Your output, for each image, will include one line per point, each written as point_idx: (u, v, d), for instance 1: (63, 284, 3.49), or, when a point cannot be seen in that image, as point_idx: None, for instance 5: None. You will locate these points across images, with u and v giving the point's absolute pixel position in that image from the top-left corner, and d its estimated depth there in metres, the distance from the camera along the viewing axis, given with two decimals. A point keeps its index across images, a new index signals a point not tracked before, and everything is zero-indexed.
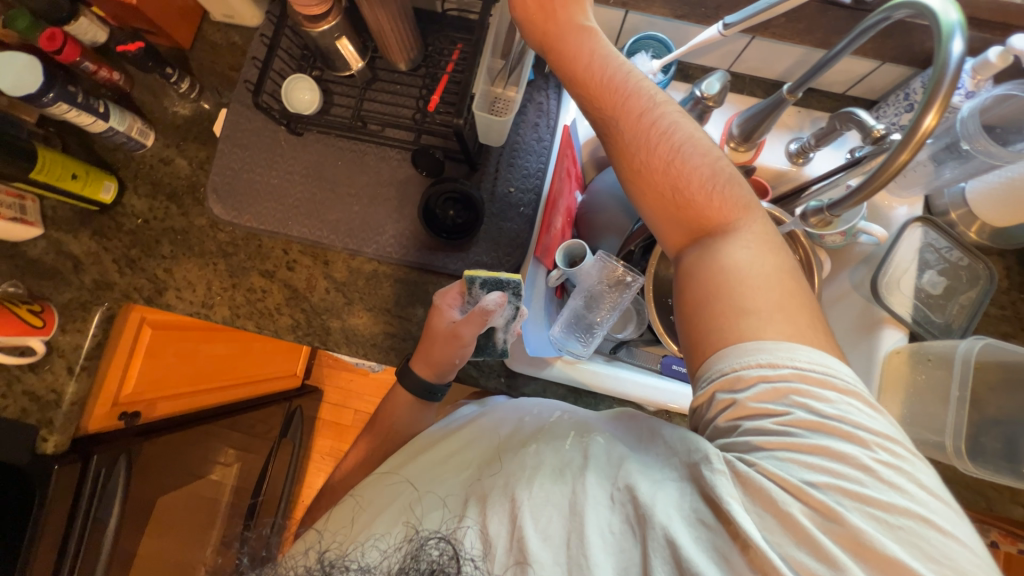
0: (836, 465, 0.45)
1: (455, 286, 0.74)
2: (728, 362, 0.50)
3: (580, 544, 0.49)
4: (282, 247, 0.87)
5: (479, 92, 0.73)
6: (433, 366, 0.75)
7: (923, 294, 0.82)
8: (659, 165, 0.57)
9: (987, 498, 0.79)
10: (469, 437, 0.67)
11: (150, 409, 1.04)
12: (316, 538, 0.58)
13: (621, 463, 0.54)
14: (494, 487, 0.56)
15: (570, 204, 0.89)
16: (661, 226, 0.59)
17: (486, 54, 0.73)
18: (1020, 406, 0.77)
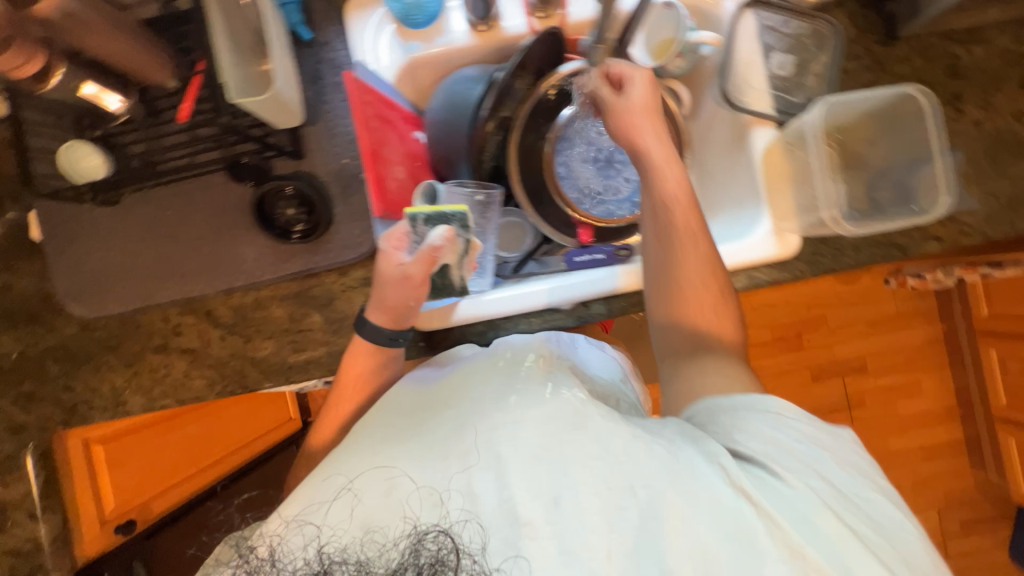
0: (820, 469, 0.54)
1: (399, 229, 0.73)
2: (714, 401, 0.61)
3: (593, 512, 0.50)
4: (160, 318, 0.83)
5: (234, 75, 0.62)
6: (391, 311, 0.71)
7: (776, 79, 0.79)
8: (700, 275, 0.70)
9: (904, 246, 0.79)
10: (441, 400, 0.65)
11: (145, 511, 1.08)
12: (313, 528, 0.54)
13: (622, 426, 0.55)
14: (482, 458, 0.54)
15: (410, 148, 0.83)
16: (669, 322, 0.71)
17: (217, 24, 0.61)
18: (903, 145, 0.76)
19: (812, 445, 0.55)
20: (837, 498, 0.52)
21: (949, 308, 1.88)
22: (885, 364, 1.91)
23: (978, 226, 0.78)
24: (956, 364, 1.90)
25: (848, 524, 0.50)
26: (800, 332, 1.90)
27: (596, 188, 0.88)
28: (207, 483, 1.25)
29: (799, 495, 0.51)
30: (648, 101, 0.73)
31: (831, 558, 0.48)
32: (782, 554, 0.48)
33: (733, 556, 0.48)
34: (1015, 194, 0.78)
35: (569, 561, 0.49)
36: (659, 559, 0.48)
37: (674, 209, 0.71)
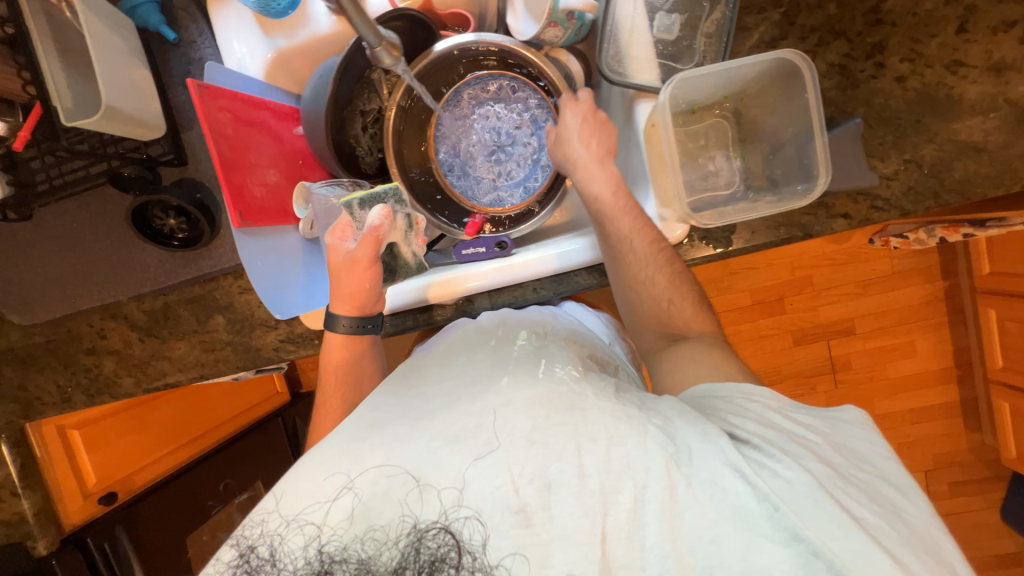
0: (821, 453, 0.51)
1: (342, 221, 0.72)
2: (711, 387, 0.58)
3: (589, 495, 0.49)
4: (86, 323, 0.91)
5: (67, 89, 0.65)
6: (352, 300, 0.71)
7: (662, 43, 0.72)
8: (652, 274, 0.67)
9: (807, 225, 0.71)
10: (444, 363, 0.64)
11: (127, 483, 1.20)
12: (313, 527, 0.50)
13: (618, 404, 0.54)
14: (479, 444, 0.51)
15: (293, 145, 0.83)
16: (639, 321, 0.71)
17: (41, 45, 0.64)
18: (800, 112, 0.67)
19: (816, 435, 0.53)
20: (835, 477, 0.49)
21: (953, 264, 1.71)
22: (874, 326, 1.77)
23: (895, 200, 0.70)
24: (956, 324, 1.76)
25: (849, 510, 0.46)
26: (781, 295, 1.76)
27: (488, 174, 0.88)
28: (197, 449, 1.36)
29: (797, 478, 0.47)
30: (584, 128, 0.71)
31: (840, 542, 0.44)
32: (782, 535, 0.46)
33: (728, 540, 0.46)
34: (941, 160, 0.69)
35: (564, 545, 0.48)
36: (654, 543, 0.48)
37: (614, 222, 0.68)
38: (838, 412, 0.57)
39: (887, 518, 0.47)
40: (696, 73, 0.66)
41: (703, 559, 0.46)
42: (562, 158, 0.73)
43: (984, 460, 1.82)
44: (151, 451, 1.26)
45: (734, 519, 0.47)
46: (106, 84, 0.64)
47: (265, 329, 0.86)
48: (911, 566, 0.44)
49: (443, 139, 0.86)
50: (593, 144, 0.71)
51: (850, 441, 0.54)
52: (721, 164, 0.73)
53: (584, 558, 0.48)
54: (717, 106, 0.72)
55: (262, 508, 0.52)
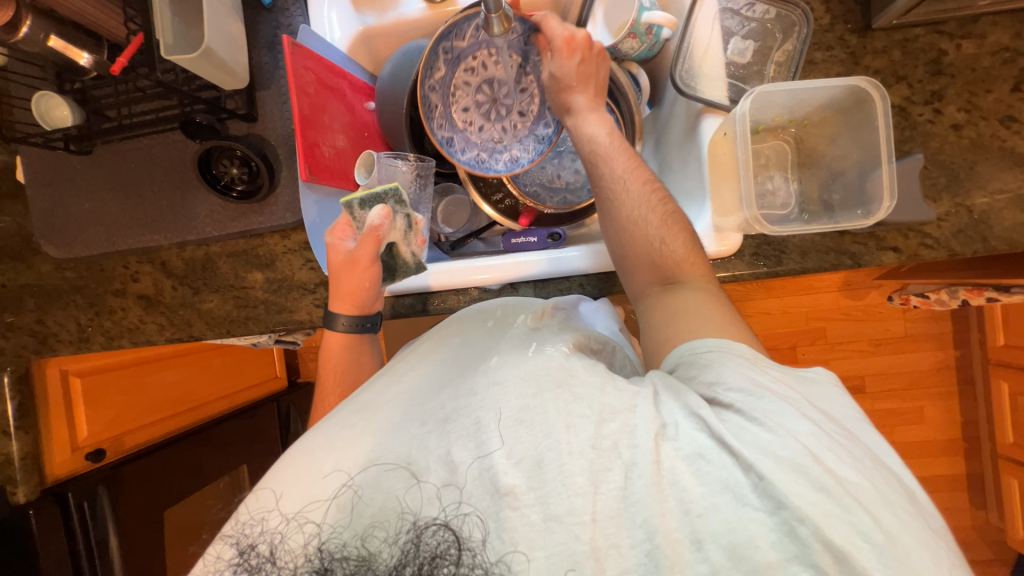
0: (803, 410, 0.45)
1: (342, 220, 0.75)
2: (689, 347, 0.54)
3: (577, 473, 0.42)
4: (121, 264, 0.90)
5: (174, 31, 0.72)
6: (351, 298, 0.74)
7: (732, 66, 0.77)
8: (646, 215, 0.63)
9: (853, 253, 0.72)
10: (440, 338, 0.65)
11: (119, 443, 1.15)
12: (314, 524, 0.44)
13: (609, 378, 0.49)
14: (467, 423, 0.47)
15: (362, 117, 0.86)
16: (628, 271, 0.65)
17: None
18: (860, 144, 0.71)
19: (795, 391, 0.48)
20: (823, 437, 0.43)
21: (965, 333, 1.67)
22: (884, 387, 1.69)
23: (944, 240, 0.71)
24: (965, 395, 1.70)
25: (832, 471, 0.40)
26: (794, 344, 1.68)
27: (493, 133, 0.82)
28: (187, 423, 1.30)
29: (780, 441, 0.42)
30: (583, 70, 0.70)
31: (823, 509, 0.38)
32: (767, 502, 0.40)
33: (714, 513, 0.40)
34: (990, 209, 0.71)
35: (554, 528, 0.41)
36: (644, 520, 0.41)
37: (607, 162, 0.67)
38: (811, 373, 0.52)
39: (867, 475, 0.41)
40: (773, 88, 0.68)
41: (689, 531, 0.41)
42: (560, 104, 0.72)
43: (988, 541, 1.73)
44: (147, 415, 1.22)
45: (719, 490, 0.41)
46: (211, 28, 0.70)
47: (302, 292, 0.86)
48: (887, 524, 0.39)
49: (428, 108, 0.78)
50: (590, 87, 0.71)
51: (831, 400, 0.49)
52: (780, 185, 0.76)
53: (575, 538, 0.41)
54: (780, 130, 0.76)
55: (262, 504, 0.46)
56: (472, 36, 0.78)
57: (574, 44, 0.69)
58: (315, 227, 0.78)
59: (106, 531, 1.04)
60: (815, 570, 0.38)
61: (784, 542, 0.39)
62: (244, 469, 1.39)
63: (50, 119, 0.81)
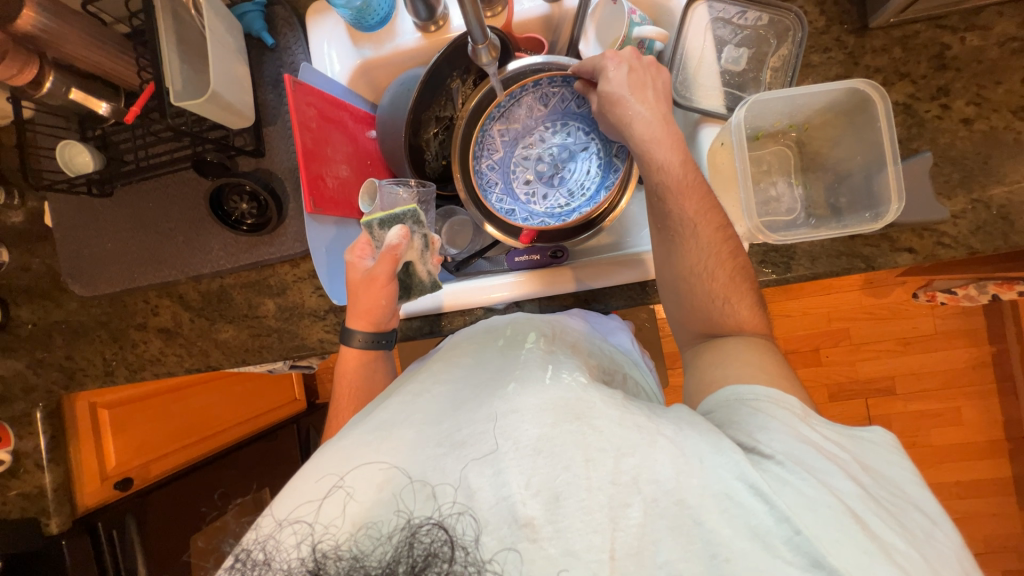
0: (851, 472, 0.45)
1: (361, 238, 0.76)
2: (734, 391, 0.53)
3: (597, 510, 0.41)
4: (142, 299, 0.93)
5: (182, 77, 0.76)
6: (366, 315, 0.75)
7: (727, 74, 0.77)
8: (711, 269, 0.62)
9: (865, 256, 0.70)
10: (451, 359, 0.62)
11: (145, 471, 1.18)
12: (306, 524, 0.44)
13: (625, 412, 0.47)
14: (484, 447, 0.45)
15: (364, 145, 0.88)
16: (677, 317, 0.67)
17: (168, 40, 0.74)
18: (866, 145, 0.69)
19: (845, 451, 0.47)
20: (867, 500, 0.43)
21: (999, 328, 1.55)
22: (915, 388, 1.59)
23: (961, 238, 0.69)
24: (1005, 393, 1.57)
25: (878, 537, 0.40)
26: (817, 346, 1.60)
27: (560, 201, 0.86)
28: (212, 448, 1.32)
29: (820, 498, 0.41)
30: (634, 78, 0.68)
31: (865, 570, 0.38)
32: (801, 559, 0.39)
33: (745, 559, 0.39)
34: (1010, 202, 0.68)
35: (572, 564, 0.40)
36: (666, 561, 0.40)
37: (675, 198, 0.64)
38: (867, 432, 0.51)
39: (915, 544, 0.41)
40: (770, 96, 0.67)
41: None
42: (617, 117, 0.68)
43: None
44: (171, 442, 1.25)
45: (749, 537, 0.40)
46: (216, 73, 0.74)
47: (313, 319, 0.88)
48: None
49: (488, 185, 0.84)
50: (648, 95, 0.67)
51: (878, 462, 0.48)
52: (783, 190, 0.75)
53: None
54: (781, 135, 0.75)
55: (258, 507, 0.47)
56: (524, 119, 0.84)
57: (620, 57, 0.69)
58: (332, 250, 0.81)
59: (135, 560, 1.07)
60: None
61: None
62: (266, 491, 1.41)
63: (74, 166, 0.85)
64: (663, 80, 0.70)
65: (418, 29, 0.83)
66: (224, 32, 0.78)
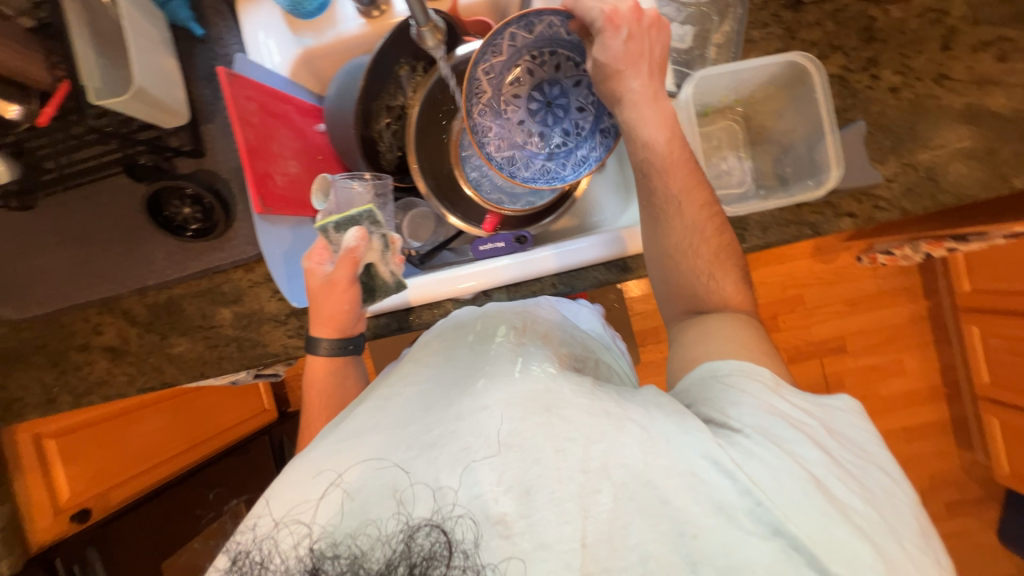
0: (818, 439, 0.47)
1: (319, 243, 0.72)
2: (710, 367, 0.55)
3: (568, 499, 0.42)
4: (81, 317, 0.86)
5: (102, 74, 0.70)
6: (332, 322, 0.72)
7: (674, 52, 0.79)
8: (695, 246, 0.65)
9: (812, 223, 0.74)
10: (422, 359, 0.59)
11: (105, 500, 1.12)
12: (303, 525, 0.43)
13: (594, 399, 0.47)
14: (454, 447, 0.44)
15: (313, 139, 0.85)
16: (661, 292, 0.69)
17: (80, 34, 0.68)
18: (806, 115, 0.72)
19: (813, 418, 0.49)
20: (831, 467, 0.45)
21: (933, 283, 1.68)
22: (864, 344, 1.70)
23: (895, 200, 0.73)
24: (941, 342, 1.70)
25: (837, 500, 0.43)
26: (775, 313, 1.69)
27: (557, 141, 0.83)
28: (179, 467, 1.25)
29: (786, 469, 0.44)
30: (630, 47, 0.63)
31: (825, 536, 0.41)
32: (763, 529, 0.42)
33: (712, 534, 0.41)
34: (935, 165, 0.73)
35: (545, 556, 0.41)
36: (637, 543, 0.42)
37: (661, 177, 0.65)
38: (834, 400, 0.54)
39: (874, 504, 0.45)
40: (714, 72, 0.70)
41: (687, 554, 0.41)
42: (611, 93, 0.66)
43: (977, 479, 1.72)
44: (133, 466, 1.18)
45: (714, 513, 0.42)
46: (139, 67, 0.69)
47: (274, 324, 0.84)
48: (892, 554, 0.42)
49: (482, 133, 0.78)
50: (643, 69, 0.65)
51: (844, 428, 0.51)
52: (734, 164, 0.78)
53: (567, 567, 0.40)
54: (728, 110, 0.78)
55: (254, 510, 0.46)
56: (508, 48, 0.75)
57: (619, 20, 0.63)
58: (290, 254, 0.79)
59: None
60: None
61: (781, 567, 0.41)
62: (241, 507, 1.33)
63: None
64: (658, 45, 0.66)
65: (359, 15, 0.80)
66: (145, 23, 0.72)
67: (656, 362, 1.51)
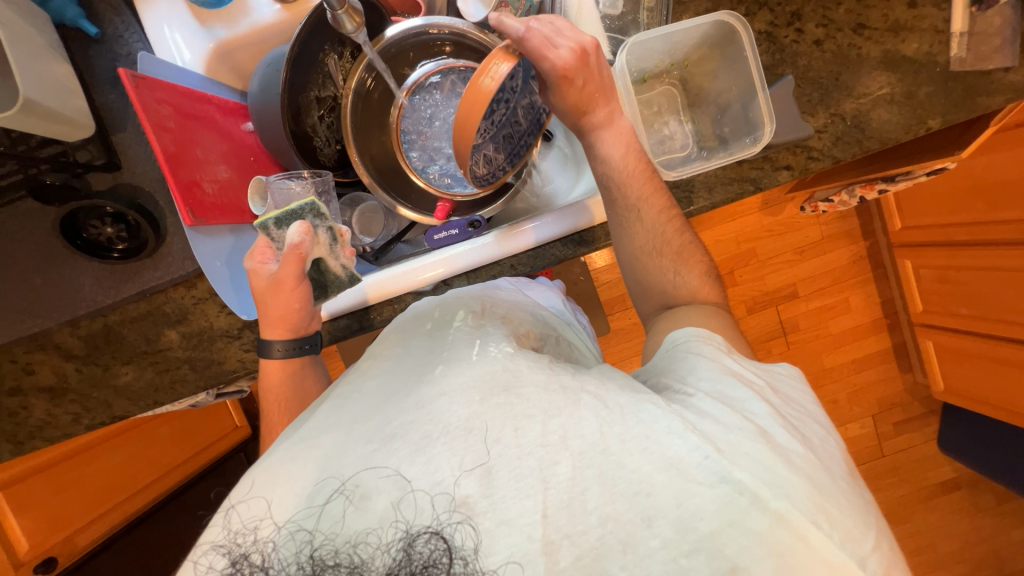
0: (764, 394, 0.53)
1: (260, 242, 0.70)
2: (671, 339, 0.61)
3: (528, 474, 0.43)
4: (6, 359, 0.78)
5: None
6: (282, 322, 0.70)
7: (608, 19, 0.78)
8: (660, 246, 0.69)
9: (753, 179, 0.76)
10: (382, 351, 0.58)
11: (71, 544, 1.07)
12: (305, 532, 0.42)
13: (551, 373, 0.49)
14: (415, 437, 0.44)
15: (241, 141, 0.79)
16: (636, 292, 0.73)
17: None
18: (739, 73, 0.74)
19: (761, 377, 0.55)
20: (775, 416, 0.50)
21: (870, 224, 1.79)
22: (814, 288, 1.81)
23: (827, 150, 0.77)
24: (881, 278, 1.83)
25: (780, 446, 0.47)
26: (731, 268, 1.76)
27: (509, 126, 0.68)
28: (149, 499, 1.20)
29: (735, 423, 0.48)
30: (586, 89, 0.65)
31: (755, 466, 0.45)
32: (711, 478, 0.44)
33: (663, 489, 0.44)
34: (860, 112, 0.77)
35: (508, 531, 0.41)
36: (596, 507, 0.43)
37: (622, 189, 0.68)
38: (778, 366, 0.60)
39: (810, 447, 0.50)
40: (647, 37, 0.70)
41: (641, 511, 0.43)
42: (574, 127, 0.69)
43: (920, 398, 1.89)
44: (98, 506, 1.12)
45: (666, 469, 0.44)
46: (24, 75, 0.61)
47: (227, 340, 0.80)
48: (825, 487, 0.47)
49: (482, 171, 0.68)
50: (600, 100, 0.66)
51: (788, 388, 0.57)
52: (675, 129, 0.81)
53: (528, 538, 0.41)
54: (665, 75, 0.80)
55: (254, 512, 0.43)
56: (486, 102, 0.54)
57: (571, 72, 0.62)
58: (232, 262, 0.75)
59: None
60: (755, 533, 0.43)
61: (727, 510, 0.43)
62: None
63: None
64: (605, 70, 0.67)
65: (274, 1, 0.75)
66: (25, 25, 0.64)
67: (626, 329, 1.55)
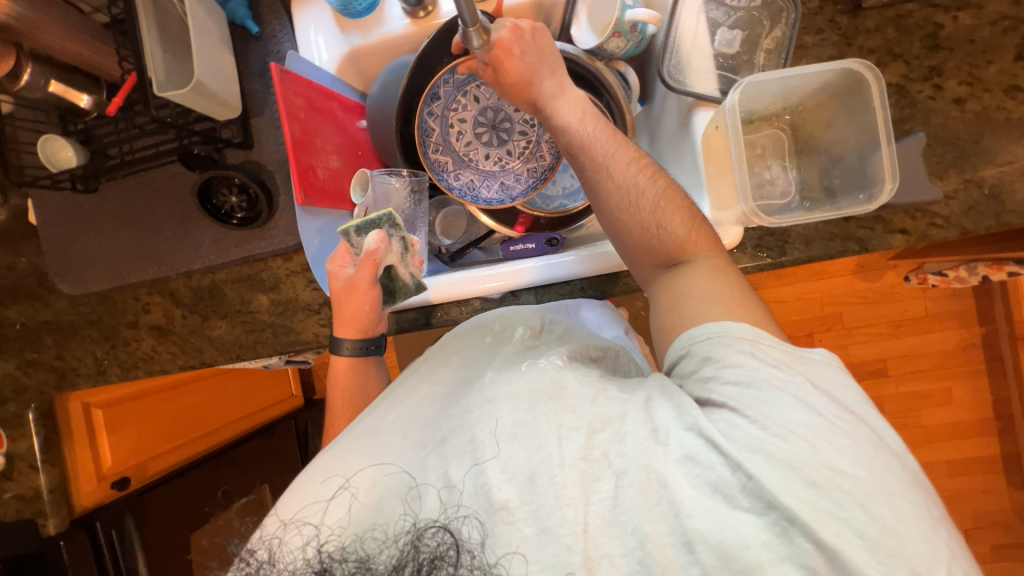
0: (804, 398, 0.44)
1: (341, 247, 0.75)
2: (689, 335, 0.52)
3: (569, 485, 0.42)
4: (132, 297, 0.91)
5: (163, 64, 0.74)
6: (353, 322, 0.74)
7: (722, 56, 0.75)
8: (641, 200, 0.60)
9: (858, 239, 0.71)
10: (438, 360, 0.60)
11: (142, 471, 1.16)
12: (311, 526, 0.44)
13: (599, 388, 0.48)
14: (462, 442, 0.45)
15: (354, 135, 0.87)
16: (637, 266, 0.63)
17: (150, 30, 0.73)
18: (860, 124, 0.69)
19: (794, 373, 0.46)
20: (817, 427, 0.42)
21: (989, 308, 1.56)
22: (907, 369, 1.61)
23: (954, 218, 0.69)
24: (995, 372, 1.59)
25: (826, 464, 0.40)
26: (811, 331, 1.61)
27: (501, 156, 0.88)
28: (208, 446, 1.30)
29: (767, 439, 0.41)
30: (526, 58, 0.67)
31: (835, 527, 0.38)
32: (757, 503, 0.39)
33: (704, 512, 0.40)
34: (1001, 181, 0.68)
35: (547, 540, 0.41)
36: (636, 527, 0.41)
37: (585, 152, 0.64)
38: (813, 353, 0.50)
39: (864, 464, 0.41)
40: (765, 78, 0.68)
41: (679, 531, 0.40)
42: (530, 103, 0.70)
43: None
44: (166, 441, 1.23)
45: (710, 492, 0.40)
46: (199, 62, 0.73)
47: (307, 313, 0.87)
48: (882, 516, 0.39)
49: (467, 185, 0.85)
50: (545, 73, 0.68)
51: (837, 390, 0.47)
52: (777, 174, 0.75)
53: (568, 550, 0.41)
54: (775, 118, 0.75)
55: None
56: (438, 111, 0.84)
57: (508, 44, 0.66)
58: (318, 256, 0.80)
59: (134, 560, 1.05)
60: (806, 569, 0.38)
61: (775, 542, 0.39)
62: (264, 487, 1.36)
63: (51, 159, 0.82)
64: (547, 47, 0.69)
65: (405, 15, 0.82)
66: (206, 19, 0.76)
67: None
